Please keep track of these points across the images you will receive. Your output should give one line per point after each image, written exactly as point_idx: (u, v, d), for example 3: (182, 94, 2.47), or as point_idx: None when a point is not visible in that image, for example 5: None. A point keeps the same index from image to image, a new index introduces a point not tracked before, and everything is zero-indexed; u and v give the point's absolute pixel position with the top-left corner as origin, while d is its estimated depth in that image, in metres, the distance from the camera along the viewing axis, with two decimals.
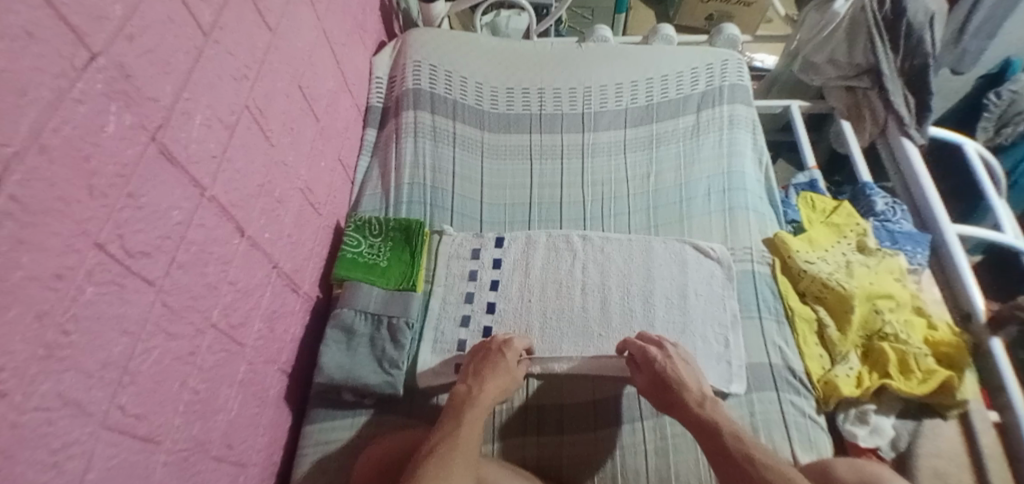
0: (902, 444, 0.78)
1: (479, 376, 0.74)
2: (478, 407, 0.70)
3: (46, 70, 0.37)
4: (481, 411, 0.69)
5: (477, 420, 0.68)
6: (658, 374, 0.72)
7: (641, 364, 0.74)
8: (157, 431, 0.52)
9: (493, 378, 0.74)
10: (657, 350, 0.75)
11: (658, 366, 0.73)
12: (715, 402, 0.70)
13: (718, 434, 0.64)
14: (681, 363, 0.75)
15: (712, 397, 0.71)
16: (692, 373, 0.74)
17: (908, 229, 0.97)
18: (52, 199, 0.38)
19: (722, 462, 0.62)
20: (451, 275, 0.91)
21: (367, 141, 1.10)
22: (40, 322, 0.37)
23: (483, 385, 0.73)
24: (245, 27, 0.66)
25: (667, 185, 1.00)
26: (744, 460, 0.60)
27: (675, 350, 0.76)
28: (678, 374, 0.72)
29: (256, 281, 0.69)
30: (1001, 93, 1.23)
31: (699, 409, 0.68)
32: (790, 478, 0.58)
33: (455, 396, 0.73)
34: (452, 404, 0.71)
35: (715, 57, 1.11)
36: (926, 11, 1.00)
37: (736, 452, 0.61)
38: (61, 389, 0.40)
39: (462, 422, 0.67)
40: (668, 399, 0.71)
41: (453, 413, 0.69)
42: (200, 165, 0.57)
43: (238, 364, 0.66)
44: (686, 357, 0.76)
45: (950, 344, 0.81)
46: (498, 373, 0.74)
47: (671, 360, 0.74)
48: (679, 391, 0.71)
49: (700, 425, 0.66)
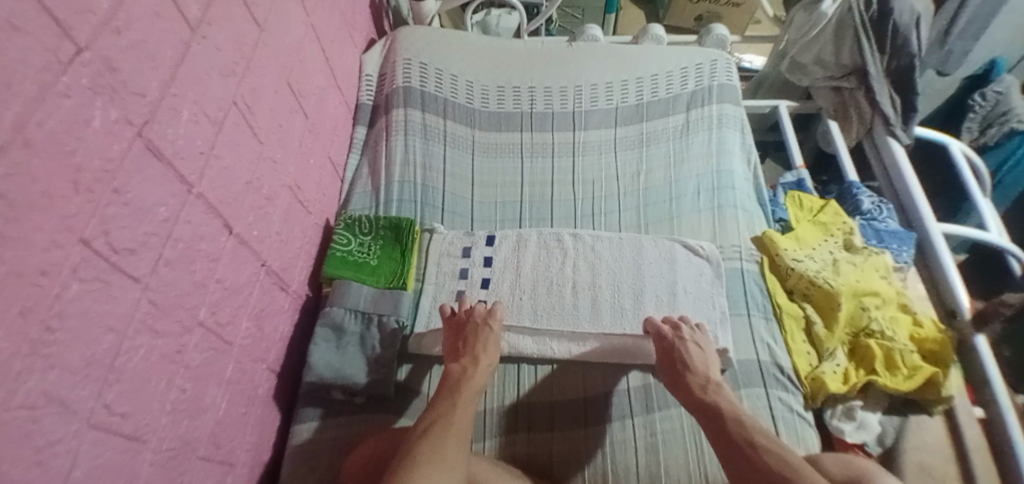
0: (888, 440, 0.79)
1: (473, 356, 0.76)
2: (474, 386, 0.72)
3: (30, 63, 0.37)
4: (474, 392, 0.71)
5: (470, 402, 0.70)
6: (669, 352, 0.75)
7: (655, 343, 0.78)
8: (144, 430, 0.52)
9: (484, 357, 0.76)
10: (670, 329, 0.78)
11: (666, 345, 0.76)
12: (718, 386, 0.72)
13: (721, 420, 0.67)
14: (693, 345, 0.76)
15: (717, 381, 0.73)
16: (704, 357, 0.75)
17: (893, 227, 0.99)
18: (36, 194, 0.38)
19: (724, 445, 0.64)
20: (441, 274, 0.91)
21: (356, 139, 1.09)
22: (25, 318, 0.37)
23: (477, 365, 0.74)
24: (233, 21, 0.66)
25: (657, 184, 1.01)
26: (745, 445, 0.63)
27: (690, 333, 0.77)
28: (685, 356, 0.74)
29: (244, 279, 0.69)
30: (987, 94, 1.26)
31: (703, 394, 0.71)
32: (790, 464, 0.60)
33: (449, 376, 0.74)
34: (447, 385, 0.72)
35: (704, 57, 1.12)
36: (913, 10, 1.01)
37: (738, 437, 0.64)
38: (46, 386, 0.39)
39: (457, 404, 0.69)
40: (673, 379, 0.74)
41: (447, 393, 0.71)
42: (187, 161, 0.57)
43: (226, 362, 0.65)
44: (700, 340, 0.77)
45: (935, 341, 0.82)
46: (489, 350, 0.76)
47: (683, 341, 0.76)
48: (684, 374, 0.73)
49: (702, 408, 0.69)
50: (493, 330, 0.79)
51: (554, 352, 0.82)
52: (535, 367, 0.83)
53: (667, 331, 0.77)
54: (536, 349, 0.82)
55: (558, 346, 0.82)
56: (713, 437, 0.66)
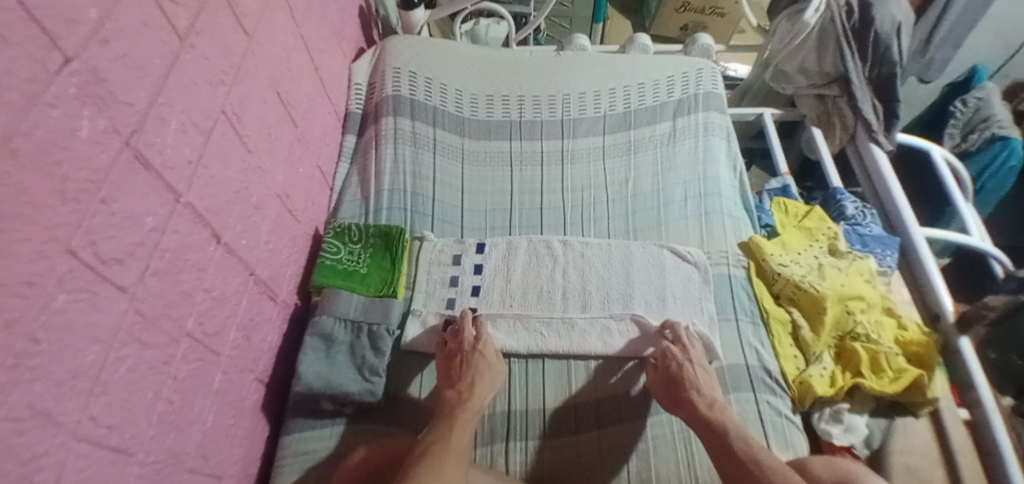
0: (875, 442, 0.80)
1: (468, 380, 0.75)
2: (472, 408, 0.72)
3: (17, 74, 0.37)
4: (472, 414, 0.71)
5: (468, 423, 0.70)
6: (671, 372, 0.76)
7: (664, 364, 0.77)
8: (130, 442, 0.51)
9: (481, 382, 0.75)
10: (679, 351, 0.77)
11: (674, 366, 0.76)
12: (724, 406, 0.73)
13: (727, 436, 0.67)
14: (699, 369, 0.76)
15: (722, 401, 0.74)
16: (709, 380, 0.76)
17: (877, 232, 1.00)
18: (21, 205, 0.37)
19: (730, 463, 0.65)
20: (431, 282, 0.91)
21: (345, 147, 1.10)
22: (10, 331, 0.36)
23: (472, 388, 0.74)
24: (222, 31, 0.66)
25: (645, 191, 1.02)
26: (751, 462, 0.64)
27: (697, 356, 0.78)
28: (693, 378, 0.74)
29: (232, 288, 0.69)
30: (967, 100, 1.29)
31: (708, 411, 0.71)
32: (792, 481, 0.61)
33: (445, 402, 0.74)
34: (442, 409, 0.73)
35: (690, 66, 1.14)
36: (893, 20, 1.04)
37: (744, 456, 0.65)
38: (31, 399, 0.39)
39: (454, 424, 0.69)
40: (677, 397, 0.74)
41: (444, 415, 0.71)
42: (175, 170, 0.57)
43: (213, 373, 0.65)
44: (704, 363, 0.78)
45: (920, 344, 0.84)
46: (484, 377, 0.76)
47: (691, 363, 0.76)
48: (692, 392, 0.73)
49: (708, 425, 0.70)
50: (484, 354, 0.79)
51: (546, 341, 0.84)
52: (524, 363, 0.84)
53: (676, 352, 0.77)
54: (530, 339, 0.84)
55: (551, 333, 0.84)
56: (718, 453, 0.67)
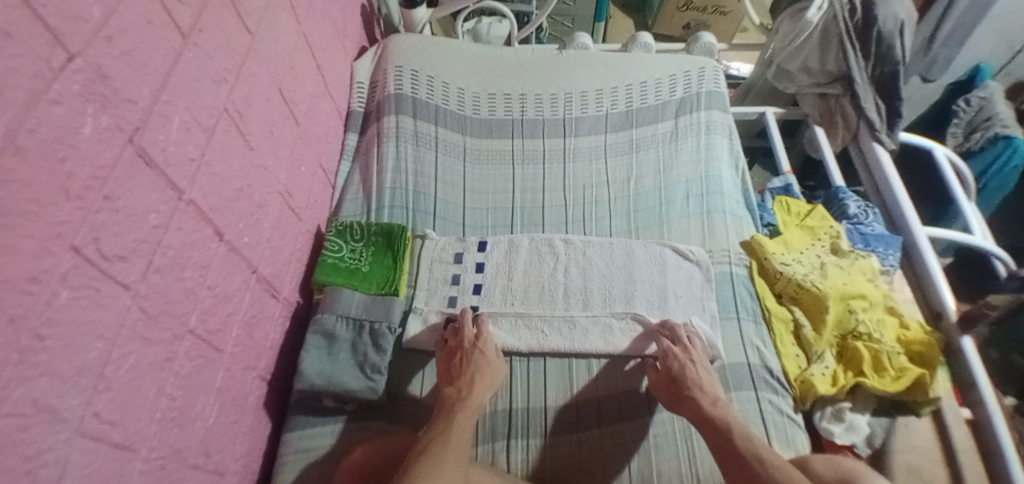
0: (877, 441, 0.80)
1: (468, 378, 0.75)
2: (472, 406, 0.72)
3: (22, 71, 0.37)
4: (472, 412, 0.71)
5: (468, 421, 0.70)
6: (672, 372, 0.76)
7: (665, 363, 0.77)
8: (134, 438, 0.52)
9: (481, 380, 0.76)
10: (680, 351, 0.78)
11: (675, 366, 0.76)
12: (727, 404, 0.73)
13: (729, 434, 0.67)
14: (700, 368, 0.76)
15: (725, 399, 0.74)
16: (711, 378, 0.76)
17: (879, 231, 1.00)
18: (25, 202, 0.37)
19: (734, 461, 0.65)
20: (434, 280, 0.91)
21: (347, 146, 1.10)
22: (15, 327, 0.37)
23: (473, 385, 0.74)
24: (225, 29, 0.66)
25: (647, 190, 1.02)
26: (755, 460, 0.64)
27: (698, 356, 0.78)
28: (694, 377, 0.74)
29: (234, 286, 0.69)
30: (970, 99, 1.29)
31: (711, 408, 0.71)
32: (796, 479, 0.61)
33: (445, 399, 0.74)
34: (442, 407, 0.73)
35: (692, 64, 1.14)
36: (896, 18, 1.03)
37: (748, 453, 0.65)
38: (35, 395, 0.39)
39: (454, 421, 0.69)
40: (680, 396, 0.74)
41: (444, 412, 0.71)
42: (178, 168, 0.57)
43: (216, 370, 0.65)
44: (705, 363, 0.78)
45: (922, 343, 0.84)
46: (485, 375, 0.76)
47: (692, 363, 0.76)
48: (694, 390, 0.73)
49: (711, 423, 0.70)
50: (485, 352, 0.79)
51: (548, 339, 0.84)
52: (526, 362, 0.84)
53: (677, 351, 0.77)
54: (532, 338, 0.84)
55: (552, 332, 0.84)
56: (721, 451, 0.67)
